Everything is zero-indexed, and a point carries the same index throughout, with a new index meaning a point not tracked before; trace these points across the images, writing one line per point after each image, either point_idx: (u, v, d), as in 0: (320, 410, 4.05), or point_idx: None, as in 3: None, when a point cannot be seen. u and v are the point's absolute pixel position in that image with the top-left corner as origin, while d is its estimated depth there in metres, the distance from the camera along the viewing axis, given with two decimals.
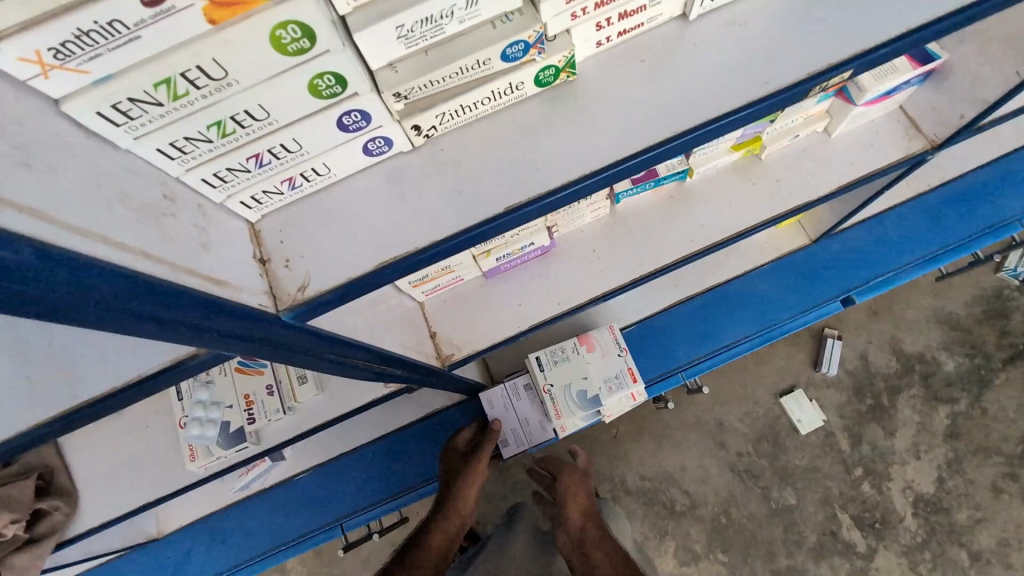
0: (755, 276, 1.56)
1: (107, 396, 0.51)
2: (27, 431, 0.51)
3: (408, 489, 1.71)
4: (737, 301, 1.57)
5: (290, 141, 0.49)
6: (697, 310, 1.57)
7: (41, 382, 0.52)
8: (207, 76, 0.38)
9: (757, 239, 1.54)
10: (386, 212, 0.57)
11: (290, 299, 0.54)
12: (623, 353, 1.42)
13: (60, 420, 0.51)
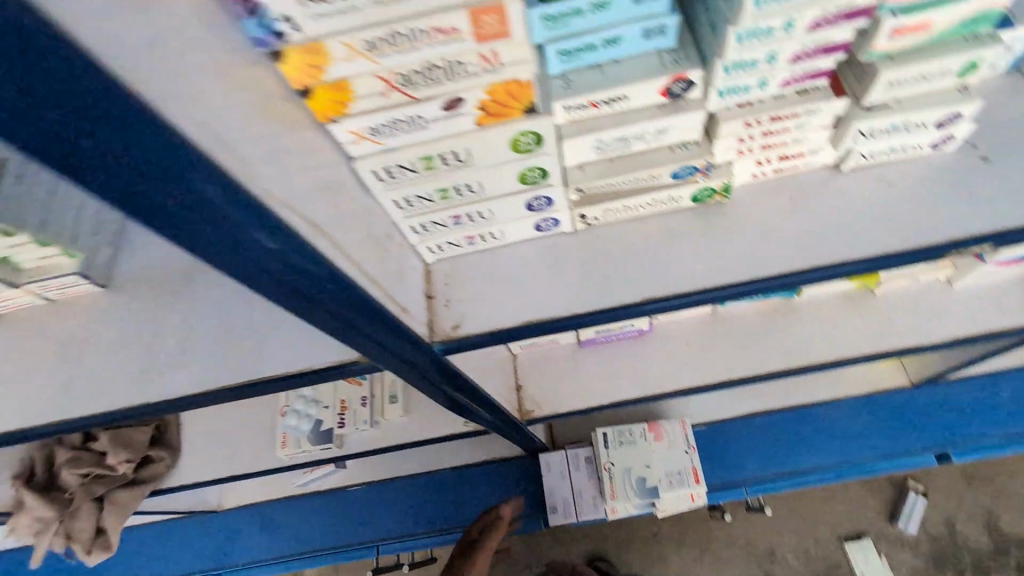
0: (846, 408, 1.52)
1: (282, 376, 0.61)
2: (216, 390, 0.62)
3: (445, 530, 1.76)
4: (822, 428, 1.51)
5: (485, 210, 0.60)
6: (776, 426, 1.53)
7: (235, 352, 0.63)
8: (456, 159, 0.50)
9: (849, 370, 1.54)
10: (538, 279, 0.66)
11: (445, 333, 0.62)
12: (691, 450, 1.40)
13: (243, 387, 0.61)
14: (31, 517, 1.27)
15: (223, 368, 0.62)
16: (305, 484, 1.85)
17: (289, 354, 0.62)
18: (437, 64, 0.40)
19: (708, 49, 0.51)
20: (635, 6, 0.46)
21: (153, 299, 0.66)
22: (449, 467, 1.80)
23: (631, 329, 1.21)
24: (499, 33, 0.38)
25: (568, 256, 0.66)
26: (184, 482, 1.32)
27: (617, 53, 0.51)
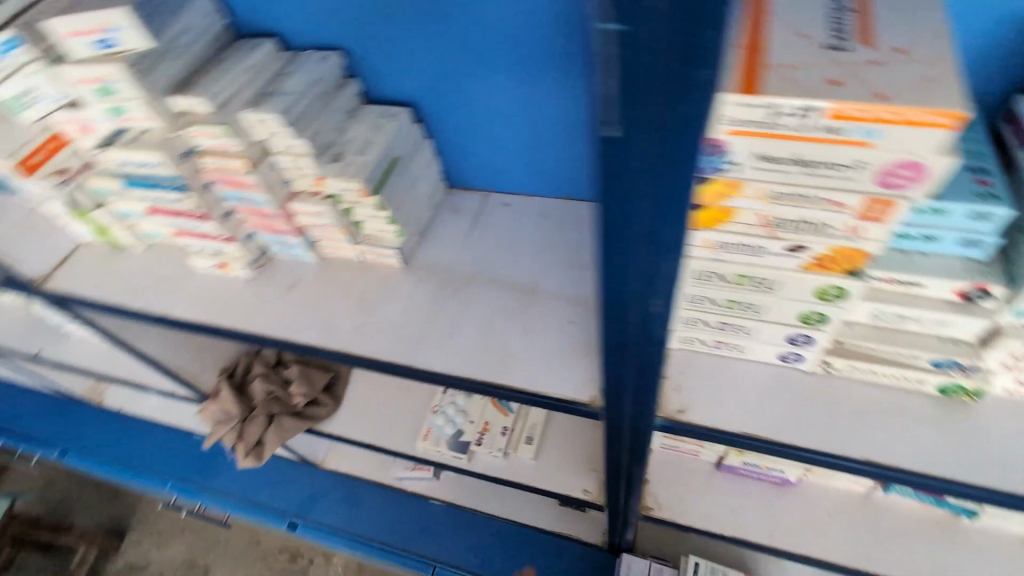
0: None
1: (541, 395, 0.78)
2: (490, 386, 0.82)
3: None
4: None
5: (751, 328, 0.69)
6: None
7: (512, 364, 0.83)
8: (764, 285, 0.61)
9: None
10: (765, 400, 0.72)
11: (670, 413, 0.72)
12: None
13: (510, 391, 0.80)
14: (220, 408, 1.54)
15: (501, 371, 0.82)
16: (401, 480, 2.03)
17: (549, 379, 0.80)
18: (808, 220, 0.52)
19: (1016, 271, 0.59)
20: (965, 221, 0.57)
21: (446, 297, 0.93)
22: (526, 523, 1.89)
23: (779, 474, 1.22)
24: (878, 218, 0.50)
25: (796, 390, 0.73)
26: (333, 431, 1.52)
27: (930, 249, 0.60)
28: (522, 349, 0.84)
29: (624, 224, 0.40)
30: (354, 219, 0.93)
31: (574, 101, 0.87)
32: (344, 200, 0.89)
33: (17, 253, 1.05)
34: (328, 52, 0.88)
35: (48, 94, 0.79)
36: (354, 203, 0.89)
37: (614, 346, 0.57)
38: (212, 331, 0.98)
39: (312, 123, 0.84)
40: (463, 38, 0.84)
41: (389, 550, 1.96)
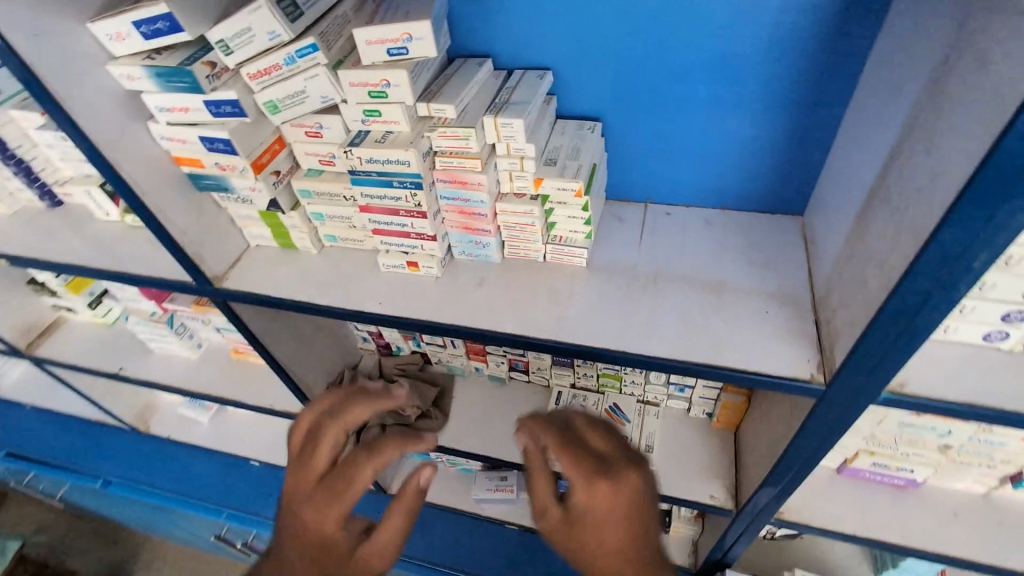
0: None
1: (761, 376, 0.85)
2: (707, 369, 0.88)
3: None
4: None
5: (969, 308, 0.78)
6: None
7: (725, 349, 0.89)
8: (1005, 262, 0.71)
9: None
10: (977, 375, 0.80)
11: (893, 385, 0.80)
12: None
13: (730, 374, 0.87)
14: None
15: (714, 355, 0.89)
16: (480, 503, 1.97)
17: (763, 362, 0.87)
18: None
19: None
20: None
21: (636, 293, 1.00)
22: None
23: (906, 475, 1.25)
24: None
25: (1003, 364, 0.81)
26: (446, 444, 1.53)
27: None
28: (729, 336, 0.91)
29: (1004, 178, 0.51)
30: (551, 221, 1.02)
31: (761, 122, 0.98)
32: (552, 199, 0.97)
33: (207, 251, 1.10)
34: (544, 72, 1.00)
35: (315, 97, 0.87)
36: (560, 203, 0.98)
37: (900, 310, 0.66)
38: (405, 324, 1.03)
39: (537, 131, 0.95)
40: (675, 66, 0.96)
41: None
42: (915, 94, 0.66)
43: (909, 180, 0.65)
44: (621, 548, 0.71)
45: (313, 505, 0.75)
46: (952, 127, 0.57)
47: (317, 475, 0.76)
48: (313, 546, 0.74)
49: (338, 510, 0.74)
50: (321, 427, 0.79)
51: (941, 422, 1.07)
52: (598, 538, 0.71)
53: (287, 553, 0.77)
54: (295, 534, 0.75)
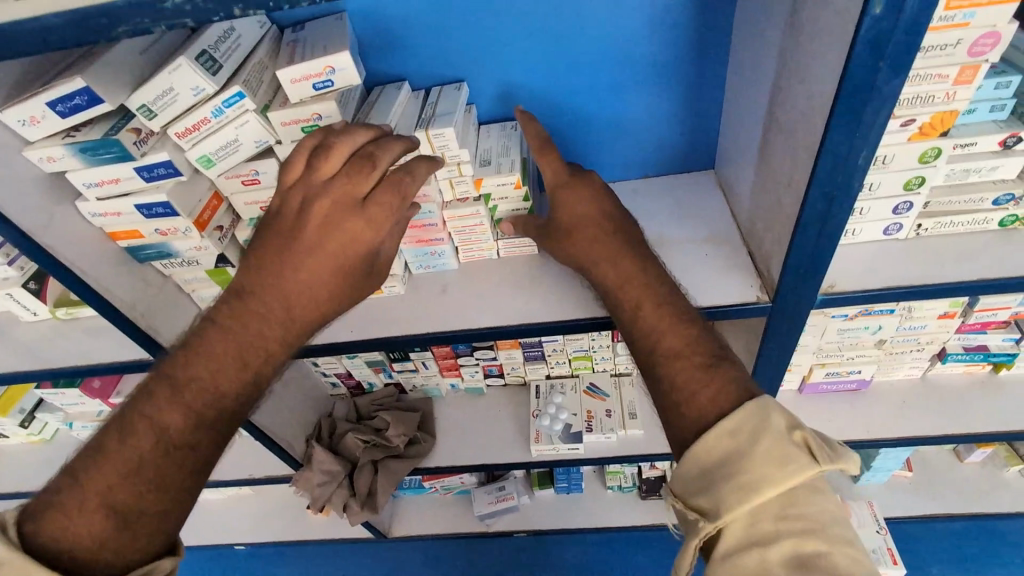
0: None
1: (716, 309, 0.94)
2: None
3: None
4: (1003, 539, 1.69)
5: (867, 208, 0.91)
6: (953, 533, 1.71)
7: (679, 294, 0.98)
8: (882, 162, 0.84)
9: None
10: (888, 265, 0.94)
11: (824, 289, 0.92)
12: (883, 530, 1.55)
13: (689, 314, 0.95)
14: (318, 471, 1.50)
15: None
16: (485, 520, 1.96)
17: (715, 296, 0.96)
18: (921, 95, 0.76)
19: None
20: (993, 89, 0.83)
21: None
22: (617, 525, 1.92)
23: (857, 377, 1.39)
24: (968, 81, 0.75)
25: (904, 251, 0.95)
26: (441, 464, 1.54)
27: (970, 118, 0.86)
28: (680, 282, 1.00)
29: (864, 85, 0.62)
30: (497, 218, 1.08)
31: (660, 92, 1.09)
32: (494, 197, 1.04)
33: (160, 322, 1.08)
34: (460, 84, 1.07)
35: (249, 142, 0.89)
36: (503, 199, 1.04)
37: (813, 216, 0.77)
38: (382, 344, 1.06)
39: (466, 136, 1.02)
40: (574, 56, 1.05)
41: None
42: (780, 36, 0.78)
43: (793, 108, 0.76)
44: (601, 237, 0.93)
45: (351, 223, 0.80)
46: (816, 55, 0.68)
47: (333, 182, 0.81)
48: (337, 265, 0.81)
49: (361, 234, 0.82)
50: (362, 166, 0.81)
51: (871, 320, 1.22)
52: (580, 211, 0.95)
53: (297, 276, 0.80)
54: (298, 262, 0.80)
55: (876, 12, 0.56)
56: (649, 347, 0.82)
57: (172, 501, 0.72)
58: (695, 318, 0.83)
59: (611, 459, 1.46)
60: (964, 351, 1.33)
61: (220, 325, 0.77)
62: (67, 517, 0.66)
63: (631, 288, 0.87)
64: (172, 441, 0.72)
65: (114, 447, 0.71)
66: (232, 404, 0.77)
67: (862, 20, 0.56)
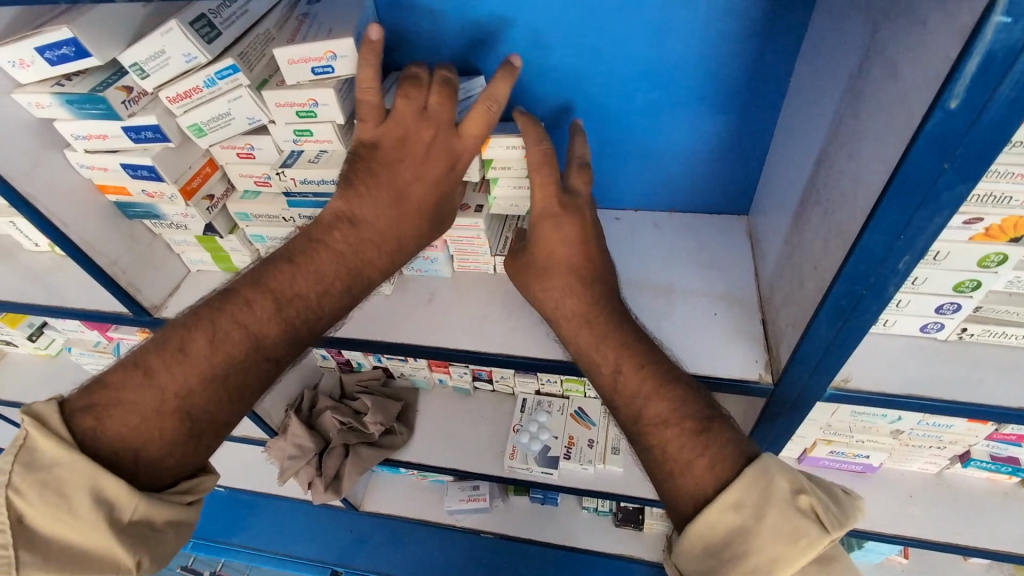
0: None
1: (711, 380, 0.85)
2: None
3: None
4: None
5: (904, 301, 0.79)
6: None
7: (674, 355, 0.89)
8: (933, 258, 0.72)
9: None
10: (919, 367, 0.82)
11: (836, 382, 0.81)
12: None
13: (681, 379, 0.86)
14: (290, 443, 1.51)
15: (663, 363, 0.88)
16: (453, 514, 1.95)
17: (710, 366, 0.87)
18: (994, 194, 0.64)
19: None
20: None
21: None
22: (584, 548, 1.87)
23: (863, 461, 1.29)
24: None
25: (940, 355, 0.83)
26: (412, 460, 1.51)
27: None
28: (677, 342, 0.90)
29: (920, 187, 0.51)
30: (494, 193, 0.95)
31: (702, 126, 0.98)
32: (496, 165, 0.91)
33: (142, 280, 1.05)
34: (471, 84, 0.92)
35: (242, 118, 0.84)
36: (504, 169, 0.91)
37: (833, 312, 0.66)
38: (352, 345, 1.01)
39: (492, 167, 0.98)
40: (609, 74, 0.94)
41: None
42: (837, 99, 0.66)
43: (836, 186, 0.65)
44: (581, 281, 0.82)
45: (459, 151, 0.81)
46: (871, 135, 0.57)
47: (429, 107, 0.79)
48: (432, 195, 0.82)
49: (455, 166, 0.82)
50: (450, 93, 0.80)
51: (890, 409, 1.11)
52: (557, 252, 0.84)
53: (399, 204, 0.80)
54: (401, 191, 0.80)
55: (951, 107, 0.45)
56: (637, 415, 0.72)
57: (239, 410, 0.74)
58: (674, 376, 0.74)
59: (584, 492, 1.40)
60: (990, 459, 1.20)
61: (325, 246, 0.78)
62: (136, 415, 0.66)
63: (606, 348, 0.77)
64: (260, 354, 0.73)
65: (199, 355, 0.70)
66: (323, 326, 0.78)
67: (931, 113, 0.46)
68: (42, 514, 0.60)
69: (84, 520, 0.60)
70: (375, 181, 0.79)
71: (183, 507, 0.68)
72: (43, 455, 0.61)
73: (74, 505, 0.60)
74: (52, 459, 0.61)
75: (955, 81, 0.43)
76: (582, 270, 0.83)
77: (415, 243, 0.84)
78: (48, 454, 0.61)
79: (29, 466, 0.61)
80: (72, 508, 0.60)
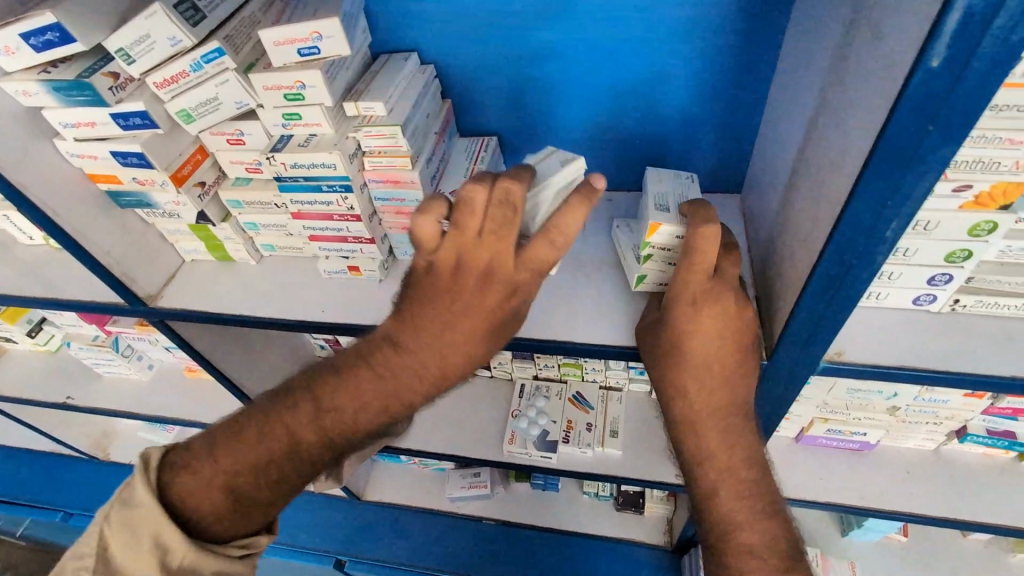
0: None
1: None
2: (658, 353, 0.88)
3: None
4: None
5: (896, 273, 0.79)
6: None
7: None
8: (923, 227, 0.72)
9: None
10: (912, 339, 0.82)
11: (829, 355, 0.81)
12: None
13: None
14: None
15: None
16: (455, 502, 1.96)
17: None
18: (982, 160, 0.64)
19: None
20: None
21: (580, 284, 1.00)
22: (586, 532, 1.88)
23: (860, 439, 1.29)
24: None
25: (933, 326, 0.83)
26: (411, 447, 1.51)
27: None
28: None
29: (905, 151, 0.51)
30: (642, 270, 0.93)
31: (692, 103, 0.98)
32: (653, 245, 0.88)
33: (136, 269, 1.05)
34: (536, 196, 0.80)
35: (230, 103, 0.84)
36: (662, 249, 0.88)
37: (824, 282, 0.66)
38: (349, 330, 1.01)
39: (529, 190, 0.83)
40: (599, 52, 0.94)
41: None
42: (824, 69, 0.67)
43: (823, 156, 0.65)
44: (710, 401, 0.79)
45: (516, 279, 0.74)
46: (856, 102, 0.57)
47: (481, 235, 0.72)
48: (483, 329, 0.76)
49: (513, 293, 0.75)
50: (506, 210, 0.71)
51: (884, 385, 1.12)
52: (699, 345, 0.79)
53: (441, 329, 0.75)
54: (446, 320, 0.75)
55: (933, 66, 0.45)
56: (723, 536, 0.77)
57: (280, 496, 0.78)
58: (763, 509, 0.77)
59: (584, 475, 1.41)
60: (986, 434, 1.21)
61: (369, 367, 0.77)
62: (197, 484, 0.75)
63: (712, 462, 0.79)
64: (296, 460, 0.77)
65: (256, 451, 0.76)
66: (360, 437, 0.79)
67: (913, 73, 0.46)
68: (118, 545, 0.70)
69: (139, 553, 0.70)
70: (416, 300, 0.76)
71: (230, 561, 0.75)
72: (134, 494, 0.72)
73: (137, 540, 0.70)
74: (136, 500, 0.72)
75: (936, 39, 0.43)
76: (721, 374, 0.79)
77: (464, 369, 0.78)
78: (133, 496, 0.73)
79: (124, 502, 0.72)
80: (136, 543, 0.70)
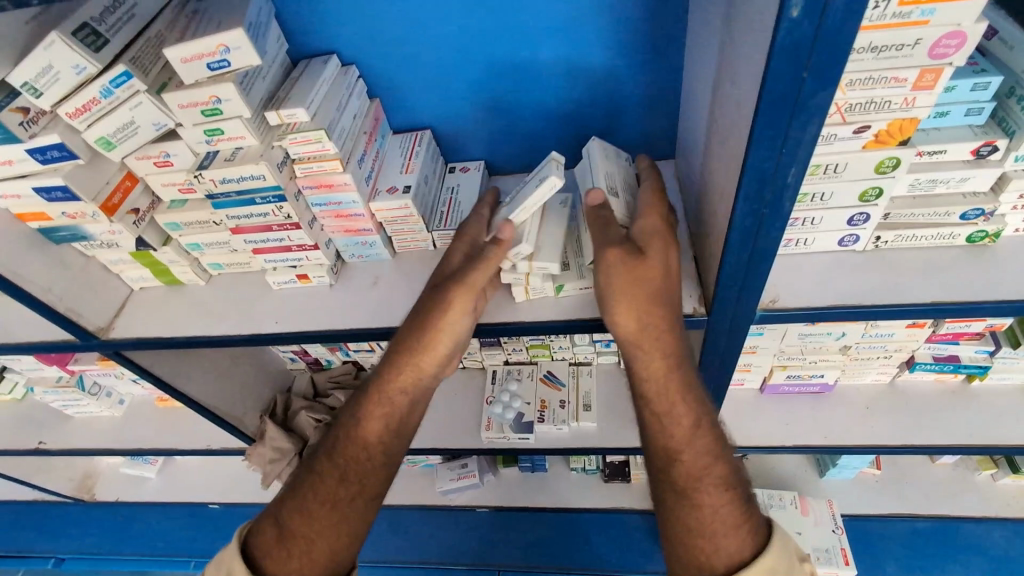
0: (994, 527, 1.60)
1: None
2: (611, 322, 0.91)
3: (556, 568, 1.86)
4: (963, 544, 1.59)
5: (817, 218, 0.82)
6: (913, 533, 1.62)
7: None
8: (833, 170, 0.75)
9: (1004, 491, 1.62)
10: (841, 279, 0.85)
11: (765, 304, 0.84)
12: (839, 530, 1.47)
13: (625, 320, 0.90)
14: (269, 448, 1.52)
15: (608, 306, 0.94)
16: (447, 495, 1.98)
17: None
18: (875, 100, 0.67)
19: (1013, 124, 0.76)
20: (968, 91, 0.75)
21: None
22: (577, 507, 1.92)
23: (819, 381, 1.34)
24: (929, 86, 0.66)
25: (860, 264, 0.86)
26: None
27: (942, 123, 0.78)
28: None
29: (785, 99, 0.54)
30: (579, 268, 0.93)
31: (614, 75, 0.99)
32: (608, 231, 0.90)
33: (82, 304, 1.04)
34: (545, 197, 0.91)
35: (147, 125, 0.84)
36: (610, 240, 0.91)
37: (743, 236, 0.69)
38: (307, 338, 1.02)
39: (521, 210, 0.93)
40: (516, 34, 0.94)
41: (440, 568, 1.93)
42: (720, 29, 0.69)
43: (727, 112, 0.68)
44: (665, 353, 0.82)
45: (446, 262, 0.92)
46: (744, 57, 0.59)
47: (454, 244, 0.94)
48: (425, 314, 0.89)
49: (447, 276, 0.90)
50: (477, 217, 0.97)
51: (833, 326, 1.16)
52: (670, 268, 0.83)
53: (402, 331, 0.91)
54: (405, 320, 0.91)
55: (793, 17, 0.47)
56: (696, 474, 0.81)
57: (320, 515, 0.86)
58: (717, 433, 0.85)
59: (562, 451, 1.44)
60: (933, 361, 1.27)
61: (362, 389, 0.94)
62: (262, 525, 0.88)
63: (681, 419, 0.82)
64: (338, 471, 0.89)
65: (305, 472, 0.92)
66: (366, 442, 0.91)
67: (778, 25, 0.48)
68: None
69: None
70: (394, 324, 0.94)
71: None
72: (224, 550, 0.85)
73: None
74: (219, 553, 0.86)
75: None
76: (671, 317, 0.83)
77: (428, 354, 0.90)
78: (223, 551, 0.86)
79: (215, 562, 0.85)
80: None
